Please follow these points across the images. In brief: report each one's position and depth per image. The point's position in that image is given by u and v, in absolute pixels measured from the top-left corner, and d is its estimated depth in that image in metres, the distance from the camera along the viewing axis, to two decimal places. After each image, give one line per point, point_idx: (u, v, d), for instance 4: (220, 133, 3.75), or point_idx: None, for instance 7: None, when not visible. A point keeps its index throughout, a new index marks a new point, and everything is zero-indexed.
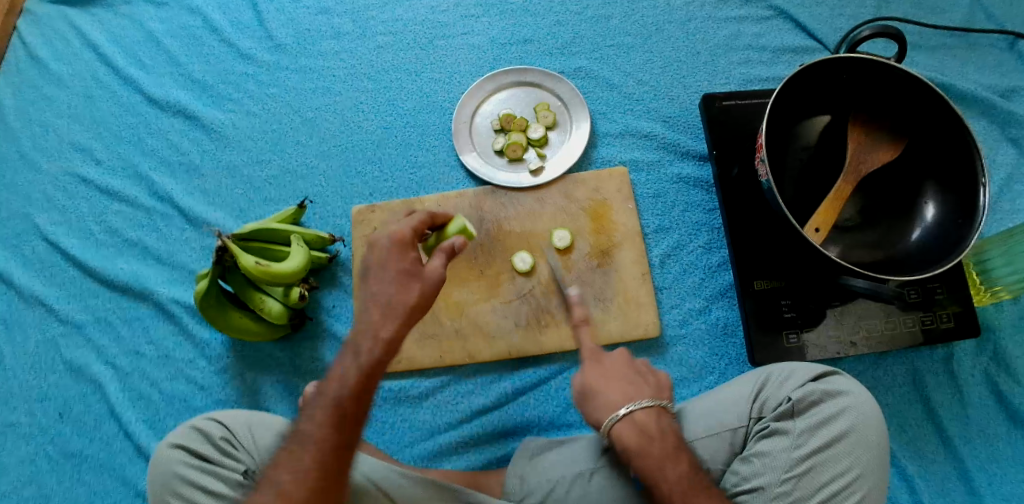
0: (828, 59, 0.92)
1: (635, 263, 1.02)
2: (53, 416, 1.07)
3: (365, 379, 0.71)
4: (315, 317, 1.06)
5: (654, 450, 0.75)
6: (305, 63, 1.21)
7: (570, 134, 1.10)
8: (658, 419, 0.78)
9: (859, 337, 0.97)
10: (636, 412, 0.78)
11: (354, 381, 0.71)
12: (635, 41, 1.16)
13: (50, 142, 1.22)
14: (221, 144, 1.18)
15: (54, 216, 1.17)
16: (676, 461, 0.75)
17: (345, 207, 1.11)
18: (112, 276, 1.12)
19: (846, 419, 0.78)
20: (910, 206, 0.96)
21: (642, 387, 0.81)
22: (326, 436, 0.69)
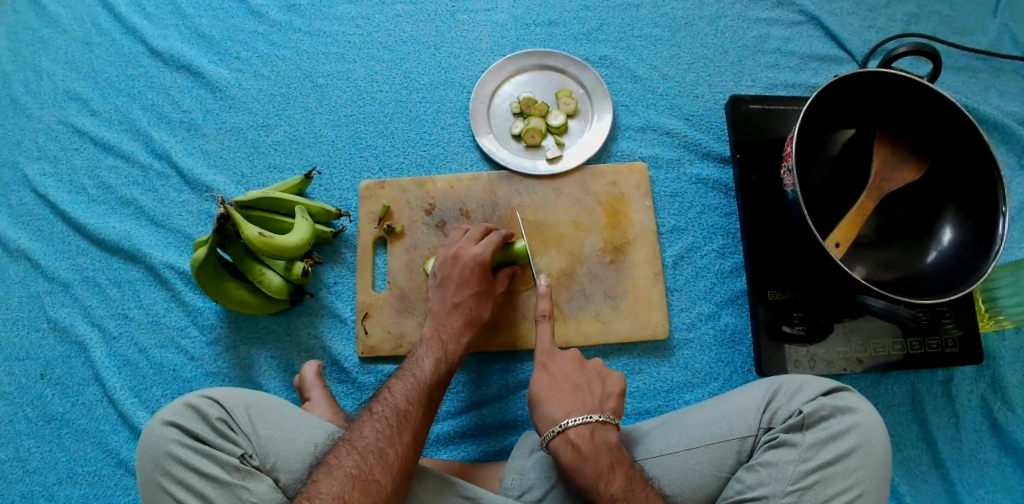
0: (862, 72, 0.91)
1: (648, 263, 1.00)
2: (34, 376, 1.04)
3: (431, 393, 0.82)
4: (315, 293, 1.02)
5: (589, 471, 0.75)
6: (318, 26, 1.15)
7: (590, 124, 1.07)
8: (593, 437, 0.78)
9: (866, 355, 0.96)
10: (570, 428, 0.79)
11: (423, 396, 0.81)
12: (663, 34, 1.13)
13: (44, 88, 1.16)
14: (225, 103, 1.13)
15: (44, 167, 1.12)
16: (612, 480, 0.75)
17: (352, 180, 1.07)
18: (103, 234, 1.07)
19: (854, 436, 0.77)
20: (929, 227, 0.95)
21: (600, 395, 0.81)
22: (396, 448, 0.74)
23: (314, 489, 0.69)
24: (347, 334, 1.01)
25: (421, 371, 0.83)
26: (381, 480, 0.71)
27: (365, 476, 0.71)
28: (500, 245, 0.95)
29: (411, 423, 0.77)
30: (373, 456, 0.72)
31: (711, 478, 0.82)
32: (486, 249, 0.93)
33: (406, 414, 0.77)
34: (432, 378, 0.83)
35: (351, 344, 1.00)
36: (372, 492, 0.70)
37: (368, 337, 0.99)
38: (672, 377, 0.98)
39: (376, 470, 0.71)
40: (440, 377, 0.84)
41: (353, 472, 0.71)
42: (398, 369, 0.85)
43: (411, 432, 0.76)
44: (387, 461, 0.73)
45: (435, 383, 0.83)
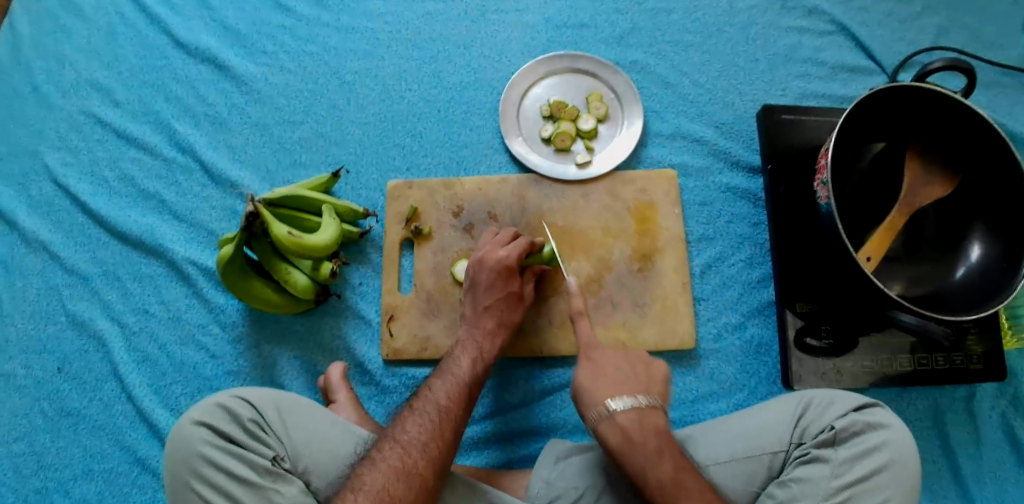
0: (896, 86, 0.90)
1: (676, 271, 0.99)
2: (52, 369, 1.03)
3: (470, 392, 0.82)
4: (340, 294, 1.02)
5: (637, 457, 0.74)
6: (346, 22, 1.14)
7: (620, 129, 1.06)
8: (643, 421, 0.76)
9: (892, 369, 0.96)
10: (619, 413, 0.76)
11: (463, 393, 0.81)
12: (694, 40, 1.12)
13: (65, 77, 1.15)
14: (250, 98, 1.11)
15: (64, 158, 1.11)
16: (659, 466, 0.73)
17: (379, 180, 1.06)
18: (123, 227, 1.06)
19: (887, 452, 0.78)
20: (957, 244, 0.95)
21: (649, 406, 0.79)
22: (438, 442, 0.75)
23: (359, 482, 0.71)
24: (372, 335, 1.00)
25: (461, 369, 0.84)
26: (423, 473, 0.72)
27: (408, 469, 0.72)
28: (527, 251, 0.93)
29: (451, 418, 0.78)
30: (415, 449, 0.74)
31: (743, 493, 0.82)
32: (511, 252, 0.91)
33: (445, 410, 0.78)
34: (471, 377, 0.84)
35: (376, 346, 1.00)
36: (414, 485, 0.71)
37: (394, 339, 0.98)
38: (698, 387, 0.97)
39: (419, 464, 0.73)
40: (479, 374, 0.85)
41: (396, 464, 0.72)
42: (439, 365, 0.86)
43: (452, 426, 0.77)
44: (429, 454, 0.74)
45: (474, 384, 0.83)
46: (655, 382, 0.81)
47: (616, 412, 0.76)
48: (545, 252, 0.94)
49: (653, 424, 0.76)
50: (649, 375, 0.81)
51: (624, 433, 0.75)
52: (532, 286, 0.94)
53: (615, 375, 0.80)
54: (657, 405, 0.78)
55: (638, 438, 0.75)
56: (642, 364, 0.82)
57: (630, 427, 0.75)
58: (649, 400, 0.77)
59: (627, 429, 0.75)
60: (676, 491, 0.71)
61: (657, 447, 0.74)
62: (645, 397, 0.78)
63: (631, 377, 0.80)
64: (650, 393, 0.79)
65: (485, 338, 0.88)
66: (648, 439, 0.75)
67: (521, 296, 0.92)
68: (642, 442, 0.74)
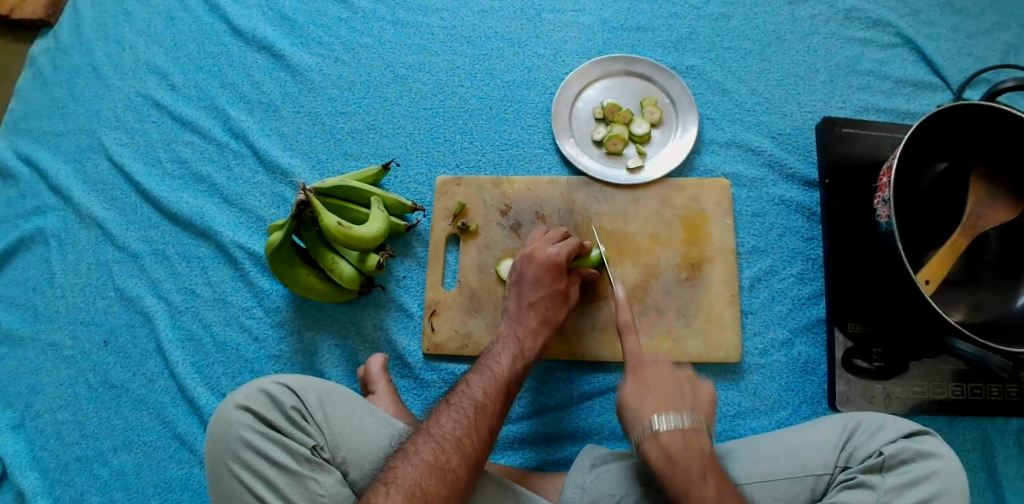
0: (965, 105, 0.86)
1: (725, 282, 0.98)
2: (98, 342, 1.05)
3: (509, 389, 0.81)
4: (383, 286, 1.02)
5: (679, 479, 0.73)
6: (402, 15, 1.14)
7: (674, 135, 1.04)
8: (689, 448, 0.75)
9: (943, 397, 0.93)
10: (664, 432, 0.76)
11: (501, 389, 0.81)
12: (753, 48, 1.10)
13: (125, 59, 1.17)
14: (303, 87, 1.12)
15: (120, 137, 1.13)
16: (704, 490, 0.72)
17: (428, 175, 1.06)
18: (176, 209, 1.08)
19: (937, 482, 0.75)
20: (1020, 270, 0.92)
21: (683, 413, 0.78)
22: (474, 439, 0.75)
23: (392, 475, 0.71)
24: (413, 329, 1.00)
25: (501, 366, 0.83)
26: (457, 470, 0.72)
27: (442, 465, 0.72)
28: (576, 252, 0.92)
29: (488, 414, 0.77)
30: (450, 443, 0.73)
31: None
32: (562, 251, 0.90)
33: (484, 407, 0.78)
34: (510, 373, 0.83)
35: (416, 339, 1.00)
36: (448, 481, 0.71)
37: (435, 333, 0.98)
38: (739, 401, 0.96)
39: (453, 461, 0.72)
40: (517, 371, 0.84)
41: (430, 460, 0.72)
42: (479, 359, 0.85)
43: (489, 423, 0.77)
44: (463, 449, 0.73)
45: (514, 382, 0.82)
46: (700, 401, 0.81)
47: (659, 428, 0.76)
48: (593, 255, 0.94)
49: (698, 447, 0.76)
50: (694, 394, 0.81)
51: (667, 452, 0.75)
52: (578, 288, 0.92)
53: (661, 393, 0.80)
54: (699, 427, 0.77)
55: (682, 455, 0.75)
56: (687, 383, 0.82)
57: (672, 443, 0.75)
58: (669, 351, 0.83)
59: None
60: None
61: (699, 471, 0.74)
62: (688, 418, 0.77)
63: (675, 394, 0.80)
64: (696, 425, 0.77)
65: (527, 338, 0.87)
66: (693, 457, 0.75)
67: (567, 295, 0.91)
68: (684, 456, 0.75)
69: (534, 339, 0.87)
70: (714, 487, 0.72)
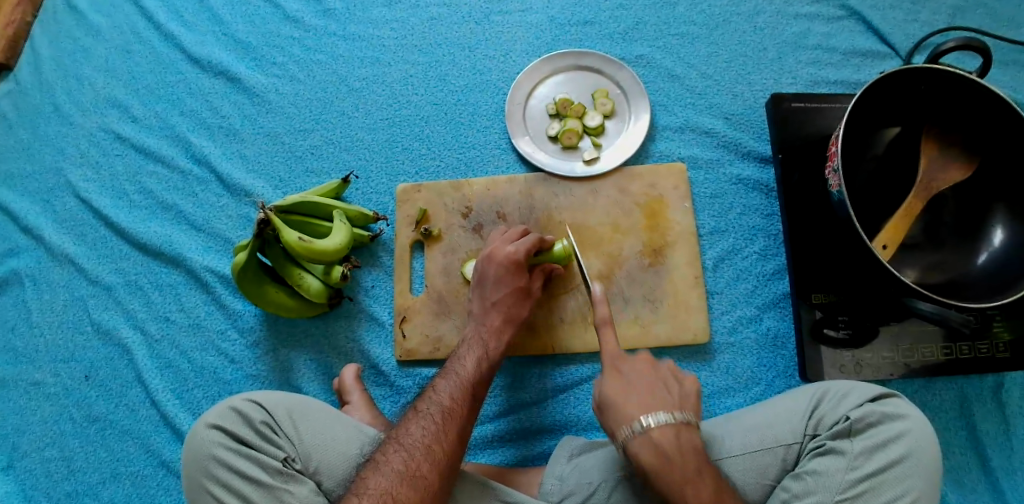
0: (906, 69, 0.88)
1: (688, 265, 0.98)
2: (79, 377, 1.06)
3: (475, 391, 0.82)
4: (352, 297, 1.03)
5: (674, 473, 0.71)
6: (353, 30, 1.15)
7: (628, 124, 1.06)
8: (678, 438, 0.74)
9: (913, 360, 0.94)
10: (653, 428, 0.74)
11: (468, 392, 0.81)
12: (700, 32, 1.11)
13: (86, 96, 1.18)
14: (262, 109, 1.13)
15: (87, 173, 1.15)
16: (698, 488, 0.71)
17: (389, 184, 1.07)
18: (144, 238, 1.09)
19: (904, 443, 0.76)
20: (978, 229, 0.92)
21: (663, 399, 0.76)
22: (443, 444, 0.75)
23: (363, 485, 0.71)
24: (385, 337, 1.01)
25: (465, 369, 0.84)
26: (428, 476, 0.73)
27: (412, 472, 0.72)
28: (537, 247, 0.92)
29: (456, 419, 0.78)
30: (419, 451, 0.74)
31: (756, 486, 0.81)
32: (520, 247, 0.91)
33: (451, 412, 0.78)
34: (475, 377, 0.83)
35: (389, 347, 1.01)
36: (419, 488, 0.72)
37: (406, 340, 0.99)
38: (712, 381, 0.96)
39: (424, 467, 0.73)
40: (484, 372, 0.84)
41: (400, 468, 0.73)
42: (444, 365, 0.86)
43: (457, 428, 0.77)
44: (434, 455, 0.74)
45: (481, 382, 0.83)
46: (688, 396, 0.78)
47: (650, 429, 0.73)
48: (557, 249, 0.93)
49: (689, 442, 0.74)
50: (681, 392, 0.79)
51: (660, 450, 0.73)
52: (542, 282, 0.93)
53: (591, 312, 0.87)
54: (690, 421, 0.75)
55: (678, 452, 0.73)
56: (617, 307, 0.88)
57: (665, 441, 0.73)
58: (684, 414, 0.75)
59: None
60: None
61: (695, 468, 0.72)
62: (679, 413, 0.75)
63: (660, 391, 0.78)
64: (681, 408, 0.76)
65: (491, 336, 0.88)
66: (688, 454, 0.73)
67: (529, 291, 0.92)
68: (679, 454, 0.73)
69: (498, 337, 0.88)
70: (710, 485, 0.72)
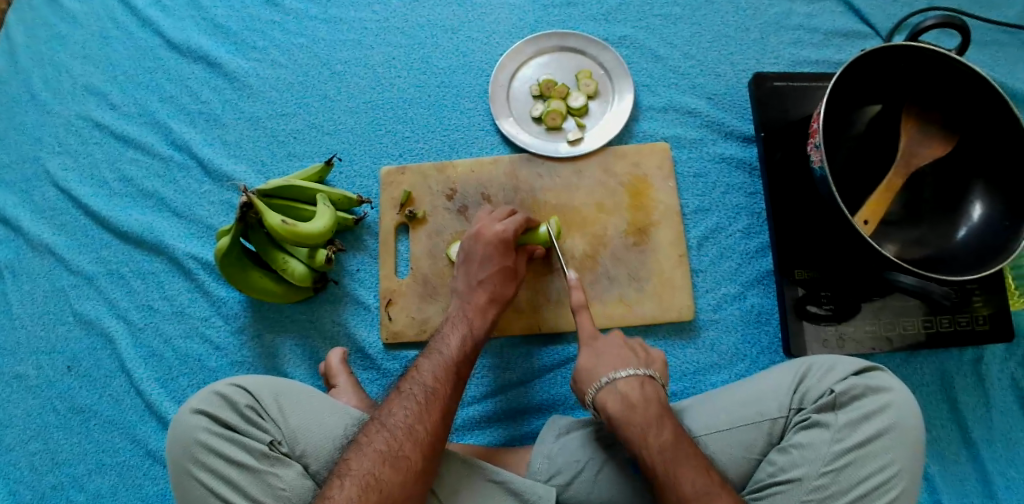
0: (885, 47, 0.89)
1: (673, 244, 0.99)
2: (62, 369, 1.05)
3: (458, 371, 0.82)
4: (338, 281, 1.03)
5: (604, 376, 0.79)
6: (334, 13, 1.14)
7: (611, 104, 1.06)
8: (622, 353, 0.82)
9: (894, 333, 0.95)
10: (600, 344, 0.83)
11: (451, 373, 0.81)
12: (683, 12, 1.11)
13: (63, 83, 1.16)
14: (243, 93, 1.12)
15: (65, 162, 1.13)
16: (631, 389, 0.77)
17: (373, 167, 1.06)
18: (125, 227, 1.07)
19: (887, 415, 0.77)
20: (958, 204, 0.93)
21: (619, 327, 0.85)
22: (426, 423, 0.75)
23: (346, 467, 0.71)
24: (371, 320, 1.01)
25: (447, 348, 0.83)
26: (411, 456, 0.73)
27: (394, 453, 0.72)
28: (524, 226, 0.92)
29: (439, 399, 0.78)
30: (402, 432, 0.74)
31: (742, 460, 0.82)
32: (507, 226, 0.91)
33: (434, 392, 0.78)
34: (458, 356, 0.83)
35: (375, 330, 1.00)
36: (402, 468, 0.71)
37: (392, 322, 0.99)
38: (698, 358, 0.97)
39: (407, 447, 0.73)
40: (467, 352, 0.84)
41: (382, 449, 0.72)
42: (428, 344, 0.85)
43: (440, 408, 0.77)
44: (417, 436, 0.74)
45: (465, 363, 0.83)
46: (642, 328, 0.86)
47: (616, 380, 0.78)
48: (542, 231, 0.93)
49: (652, 392, 0.78)
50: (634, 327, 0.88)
51: (625, 400, 0.77)
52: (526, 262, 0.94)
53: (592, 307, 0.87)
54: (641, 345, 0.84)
55: (641, 401, 0.77)
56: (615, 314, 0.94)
57: (629, 391, 0.77)
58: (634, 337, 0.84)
59: (660, 446, 0.73)
60: (696, 499, 0.69)
61: (657, 415, 0.76)
62: (643, 368, 0.79)
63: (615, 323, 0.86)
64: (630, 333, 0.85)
65: (477, 315, 0.88)
66: (651, 404, 0.76)
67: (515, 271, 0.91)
68: (642, 401, 0.76)
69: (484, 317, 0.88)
70: (670, 429, 0.74)
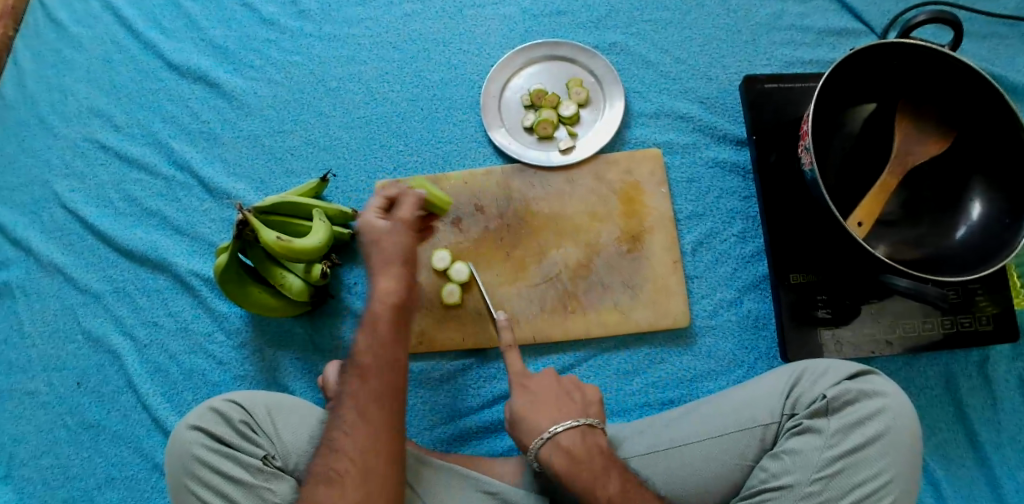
0: (874, 45, 0.87)
1: (667, 251, 0.99)
2: (72, 385, 1.07)
3: (375, 367, 0.74)
4: (336, 295, 1.05)
5: (551, 446, 0.75)
6: (328, 30, 1.16)
7: (602, 112, 1.06)
8: (584, 438, 0.76)
9: (895, 336, 0.93)
10: (559, 434, 0.75)
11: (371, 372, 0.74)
12: (673, 17, 1.11)
13: (69, 107, 1.20)
14: (241, 112, 1.14)
15: (72, 184, 1.16)
16: (562, 456, 0.74)
17: (368, 182, 1.08)
18: (130, 246, 1.10)
19: (881, 421, 0.76)
20: (956, 202, 0.92)
21: (564, 405, 0.79)
22: (348, 435, 0.71)
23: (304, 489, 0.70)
24: None
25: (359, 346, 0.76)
26: (342, 472, 0.69)
27: (327, 471, 0.70)
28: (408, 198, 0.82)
29: (356, 403, 0.72)
30: (331, 449, 0.71)
31: (736, 466, 0.81)
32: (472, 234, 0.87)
33: (347, 398, 0.73)
34: (368, 351, 0.75)
35: None
36: (335, 485, 0.69)
37: None
38: (695, 365, 0.97)
39: (333, 461, 0.70)
40: (383, 346, 0.75)
41: (317, 470, 0.71)
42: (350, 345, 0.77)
43: (360, 410, 0.72)
44: (340, 450, 0.70)
45: (379, 353, 0.74)
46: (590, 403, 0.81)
47: (557, 433, 0.75)
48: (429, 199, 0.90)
49: (595, 443, 0.76)
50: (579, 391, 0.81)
51: (568, 454, 0.74)
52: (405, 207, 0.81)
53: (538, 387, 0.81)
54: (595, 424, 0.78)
55: (584, 455, 0.75)
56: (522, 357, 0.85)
57: (571, 446, 0.74)
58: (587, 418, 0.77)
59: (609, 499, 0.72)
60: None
61: (602, 466, 0.74)
62: (584, 417, 0.77)
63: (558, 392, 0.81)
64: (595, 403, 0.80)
65: None
66: (595, 456, 0.75)
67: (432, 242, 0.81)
68: (586, 456, 0.75)
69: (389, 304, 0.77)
70: (618, 481, 0.73)
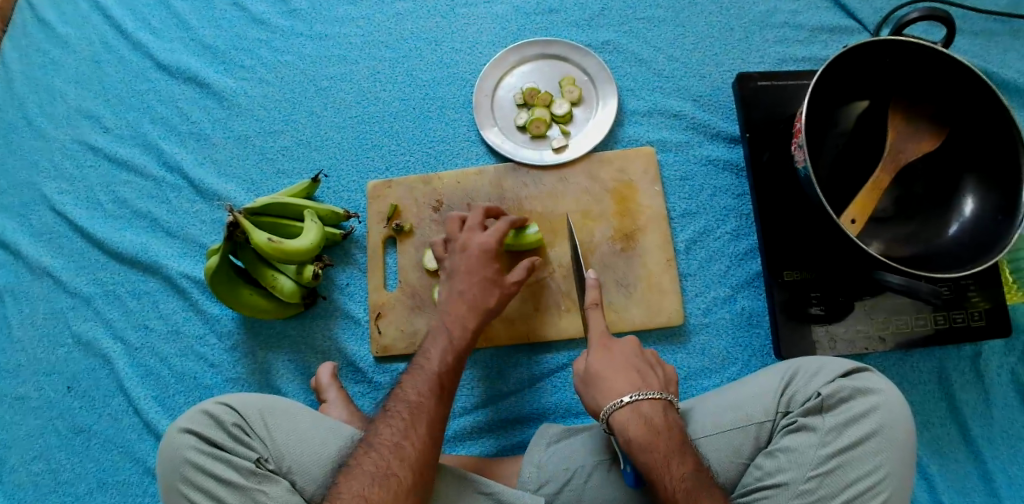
0: (868, 43, 0.87)
1: (660, 249, 0.99)
2: (62, 390, 1.06)
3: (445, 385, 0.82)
4: (327, 296, 1.03)
5: (634, 416, 0.75)
6: (319, 29, 1.15)
7: (595, 111, 1.06)
8: (664, 413, 0.76)
9: (887, 332, 0.94)
10: (639, 402, 0.76)
11: (435, 385, 0.81)
12: (666, 15, 1.11)
13: (57, 108, 1.18)
14: (232, 112, 1.13)
15: (61, 186, 1.15)
16: (671, 435, 0.74)
17: (360, 182, 1.07)
18: (120, 248, 1.09)
19: (875, 418, 0.76)
20: (948, 199, 0.92)
21: (648, 378, 0.79)
22: (412, 443, 0.75)
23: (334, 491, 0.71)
24: (361, 334, 1.02)
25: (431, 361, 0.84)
26: (399, 474, 0.73)
27: (385, 470, 0.72)
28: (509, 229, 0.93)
29: (424, 412, 0.78)
30: (390, 451, 0.74)
31: (730, 465, 0.81)
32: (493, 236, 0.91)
33: (417, 407, 0.78)
34: (444, 370, 0.83)
35: (365, 344, 1.01)
36: (393, 488, 0.71)
37: (382, 336, 1.00)
38: (690, 363, 0.97)
39: (394, 466, 0.73)
40: (450, 365, 0.84)
41: (372, 470, 0.72)
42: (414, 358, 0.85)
43: (426, 422, 0.77)
44: (405, 457, 0.74)
45: (449, 373, 0.83)
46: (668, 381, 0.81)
47: (641, 399, 0.76)
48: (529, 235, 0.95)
49: (673, 419, 0.76)
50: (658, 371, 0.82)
51: (648, 423, 0.75)
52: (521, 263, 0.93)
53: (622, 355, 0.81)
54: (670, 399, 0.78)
55: (664, 426, 0.75)
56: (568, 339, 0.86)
57: (652, 414, 0.75)
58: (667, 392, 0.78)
59: (680, 477, 0.71)
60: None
61: (677, 446, 0.73)
62: (664, 392, 0.78)
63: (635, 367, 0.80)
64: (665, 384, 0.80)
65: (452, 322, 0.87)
66: (673, 429, 0.75)
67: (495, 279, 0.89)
68: (666, 427, 0.75)
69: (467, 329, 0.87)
70: (691, 462, 0.72)
